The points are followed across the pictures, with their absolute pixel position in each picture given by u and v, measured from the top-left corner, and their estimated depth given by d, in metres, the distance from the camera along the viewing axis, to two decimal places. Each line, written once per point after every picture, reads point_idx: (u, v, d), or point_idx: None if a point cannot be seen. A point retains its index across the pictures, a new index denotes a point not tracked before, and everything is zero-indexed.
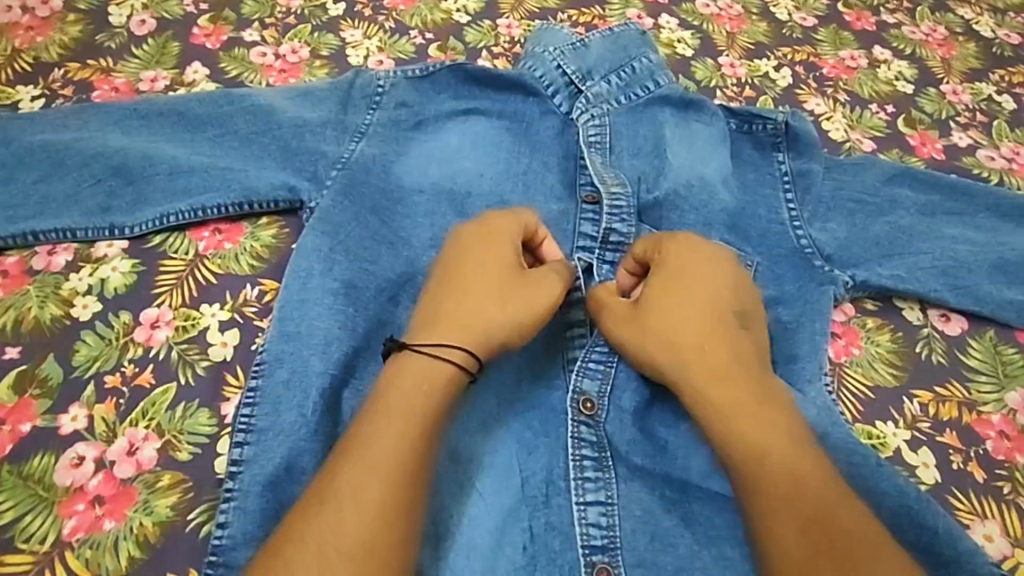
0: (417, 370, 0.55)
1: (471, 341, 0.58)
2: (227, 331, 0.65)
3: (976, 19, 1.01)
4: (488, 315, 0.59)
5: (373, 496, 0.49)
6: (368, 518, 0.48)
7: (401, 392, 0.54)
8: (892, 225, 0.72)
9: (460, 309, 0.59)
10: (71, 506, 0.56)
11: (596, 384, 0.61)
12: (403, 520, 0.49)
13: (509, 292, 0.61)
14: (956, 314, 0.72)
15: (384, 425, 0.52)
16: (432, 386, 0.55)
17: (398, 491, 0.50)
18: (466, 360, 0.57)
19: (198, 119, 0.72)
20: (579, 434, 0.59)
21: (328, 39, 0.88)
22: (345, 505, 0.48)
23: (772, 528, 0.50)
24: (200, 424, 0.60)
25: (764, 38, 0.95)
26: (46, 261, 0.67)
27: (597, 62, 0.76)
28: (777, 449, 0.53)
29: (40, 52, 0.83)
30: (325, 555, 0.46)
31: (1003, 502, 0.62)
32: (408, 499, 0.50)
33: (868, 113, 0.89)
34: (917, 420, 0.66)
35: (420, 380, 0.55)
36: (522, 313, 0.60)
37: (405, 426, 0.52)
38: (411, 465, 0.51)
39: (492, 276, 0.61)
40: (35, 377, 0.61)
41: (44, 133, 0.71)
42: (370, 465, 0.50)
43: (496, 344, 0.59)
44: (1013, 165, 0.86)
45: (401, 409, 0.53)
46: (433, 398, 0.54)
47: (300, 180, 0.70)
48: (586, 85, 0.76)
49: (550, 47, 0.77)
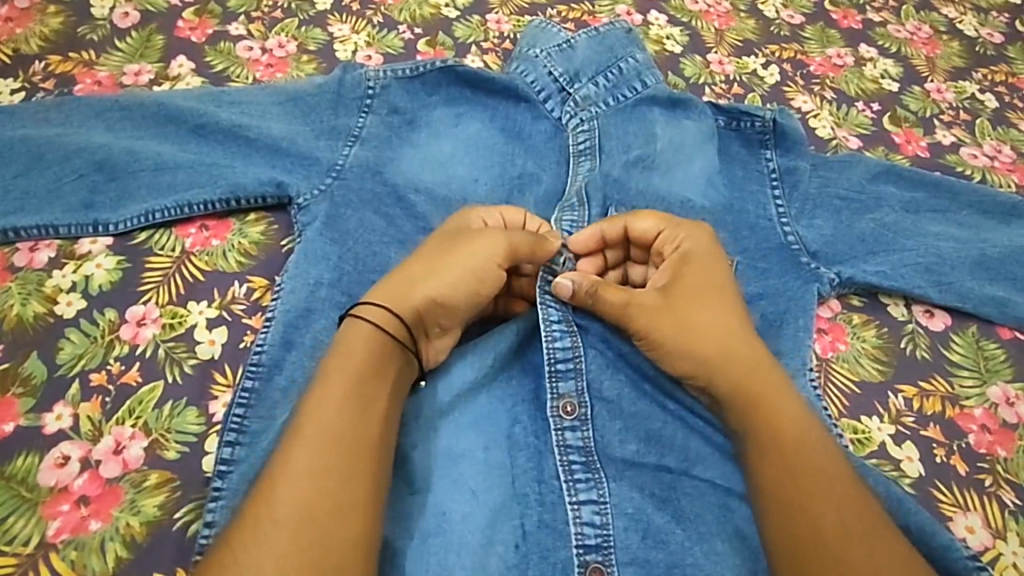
0: (353, 338, 0.56)
1: (395, 299, 0.58)
2: (216, 329, 0.65)
3: (959, 18, 1.02)
4: (412, 273, 0.60)
5: (304, 467, 0.49)
6: (301, 487, 0.48)
7: (341, 358, 0.55)
8: (878, 222, 0.73)
9: (397, 272, 0.60)
10: (56, 507, 0.56)
11: (573, 385, 0.61)
12: (338, 481, 0.49)
13: (445, 253, 0.61)
14: (939, 310, 0.73)
15: (317, 397, 0.52)
16: (349, 345, 0.55)
17: (334, 456, 0.50)
18: (380, 317, 0.57)
19: (182, 113, 0.71)
20: (564, 441, 0.59)
21: (316, 33, 0.88)
22: (278, 478, 0.48)
23: (783, 525, 0.53)
24: (189, 422, 0.60)
25: (752, 36, 0.96)
26: (28, 258, 0.66)
27: (584, 64, 0.76)
28: (794, 445, 0.56)
29: (20, 44, 0.82)
30: (261, 525, 0.47)
31: (985, 495, 0.63)
32: (344, 467, 0.50)
33: (854, 111, 0.90)
34: (901, 414, 0.67)
35: (340, 343, 0.56)
36: (451, 270, 0.60)
37: (334, 394, 0.52)
38: (348, 431, 0.51)
39: (440, 243, 0.62)
40: (18, 376, 0.61)
41: (26, 128, 0.70)
42: (308, 435, 0.50)
43: (422, 300, 0.58)
44: (995, 163, 0.87)
45: (339, 373, 0.54)
46: (355, 355, 0.55)
47: (288, 177, 0.69)
48: (574, 88, 0.76)
49: (540, 51, 0.77)
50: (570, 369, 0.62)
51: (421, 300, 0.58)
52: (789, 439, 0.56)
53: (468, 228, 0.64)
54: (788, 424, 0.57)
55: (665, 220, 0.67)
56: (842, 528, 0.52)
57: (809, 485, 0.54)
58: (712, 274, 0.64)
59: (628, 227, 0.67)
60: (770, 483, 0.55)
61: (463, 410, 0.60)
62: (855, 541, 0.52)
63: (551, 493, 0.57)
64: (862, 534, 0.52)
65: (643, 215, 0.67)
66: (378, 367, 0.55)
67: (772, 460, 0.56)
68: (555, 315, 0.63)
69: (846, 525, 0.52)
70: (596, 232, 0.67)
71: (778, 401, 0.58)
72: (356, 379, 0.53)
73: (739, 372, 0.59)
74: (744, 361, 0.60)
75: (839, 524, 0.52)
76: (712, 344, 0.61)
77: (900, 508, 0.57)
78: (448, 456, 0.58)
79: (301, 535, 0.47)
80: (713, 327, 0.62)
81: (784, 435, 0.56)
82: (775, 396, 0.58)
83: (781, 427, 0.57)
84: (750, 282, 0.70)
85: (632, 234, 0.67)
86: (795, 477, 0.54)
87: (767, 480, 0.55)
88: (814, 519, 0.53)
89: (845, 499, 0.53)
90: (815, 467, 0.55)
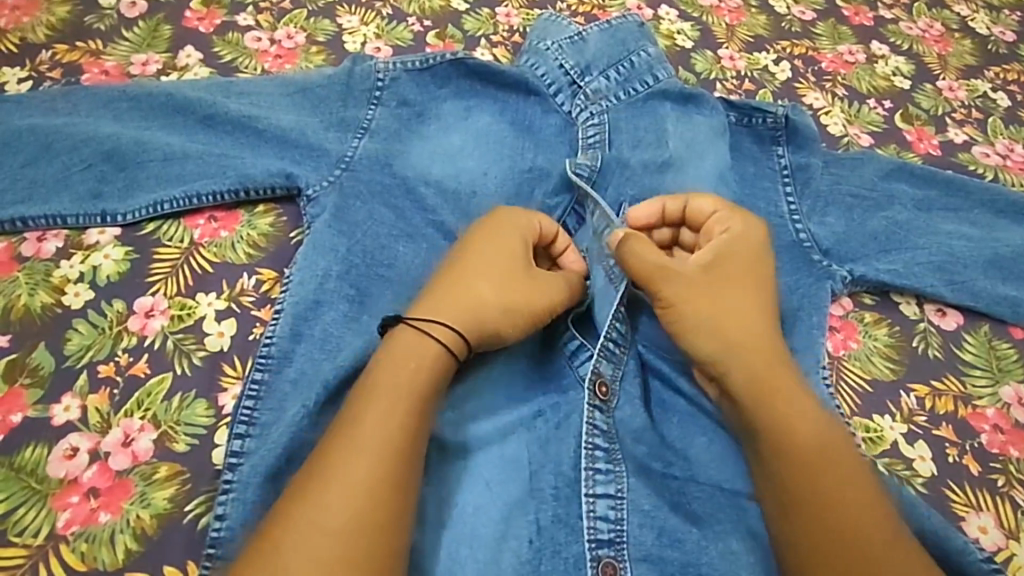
0: (408, 343, 0.56)
1: (463, 323, 0.57)
2: (224, 321, 0.64)
3: (971, 16, 1.01)
4: (477, 290, 0.59)
5: (362, 472, 0.49)
6: (356, 491, 0.48)
7: (387, 370, 0.54)
8: (890, 220, 0.72)
9: (459, 290, 0.59)
10: (65, 498, 0.55)
11: (611, 368, 0.62)
12: (386, 492, 0.49)
13: (509, 278, 0.61)
14: (951, 309, 0.73)
15: (374, 402, 0.52)
16: (416, 361, 0.55)
17: (383, 467, 0.49)
18: (445, 332, 0.56)
19: (190, 103, 0.71)
20: (592, 420, 0.59)
21: (325, 24, 0.87)
22: (335, 480, 0.48)
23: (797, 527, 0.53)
24: (198, 415, 0.60)
25: (763, 31, 0.95)
26: (36, 248, 0.66)
27: (595, 56, 0.76)
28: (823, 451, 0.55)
29: (26, 33, 0.81)
30: (308, 533, 0.46)
31: (998, 495, 0.63)
32: (401, 476, 0.50)
33: (866, 108, 0.89)
34: (914, 413, 0.66)
35: (410, 354, 0.55)
36: (517, 300, 0.60)
37: (395, 402, 0.52)
38: (396, 442, 0.51)
39: (498, 262, 0.61)
40: (26, 366, 0.60)
41: (33, 117, 0.69)
42: (355, 446, 0.50)
43: (485, 324, 0.58)
44: (1007, 162, 0.86)
45: (386, 386, 0.53)
46: (422, 374, 0.54)
47: (298, 169, 0.69)
48: (585, 81, 0.75)
49: (551, 43, 0.77)
50: (621, 351, 0.63)
51: (489, 329, 0.58)
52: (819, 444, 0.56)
53: (522, 247, 0.63)
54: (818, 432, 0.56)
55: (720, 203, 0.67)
56: (861, 539, 0.52)
57: (833, 493, 0.53)
58: (750, 261, 0.64)
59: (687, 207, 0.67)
60: (789, 489, 0.54)
61: (475, 404, 0.59)
62: (872, 552, 0.51)
63: (566, 489, 0.57)
64: (880, 547, 0.52)
65: (702, 196, 0.67)
66: (437, 387, 0.55)
67: (793, 465, 0.55)
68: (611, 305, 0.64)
69: (866, 537, 0.52)
70: (656, 206, 0.67)
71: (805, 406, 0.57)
72: (419, 393, 0.53)
73: (764, 358, 0.59)
74: (766, 350, 0.60)
75: (858, 535, 0.52)
76: (734, 325, 0.60)
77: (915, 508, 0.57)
78: (460, 450, 0.57)
79: (355, 539, 0.47)
80: (740, 312, 0.61)
81: (800, 436, 0.56)
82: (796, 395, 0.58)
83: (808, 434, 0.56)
84: None
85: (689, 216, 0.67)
86: (819, 483, 0.54)
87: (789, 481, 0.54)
88: (834, 527, 0.52)
89: (868, 510, 0.53)
90: (840, 478, 0.54)
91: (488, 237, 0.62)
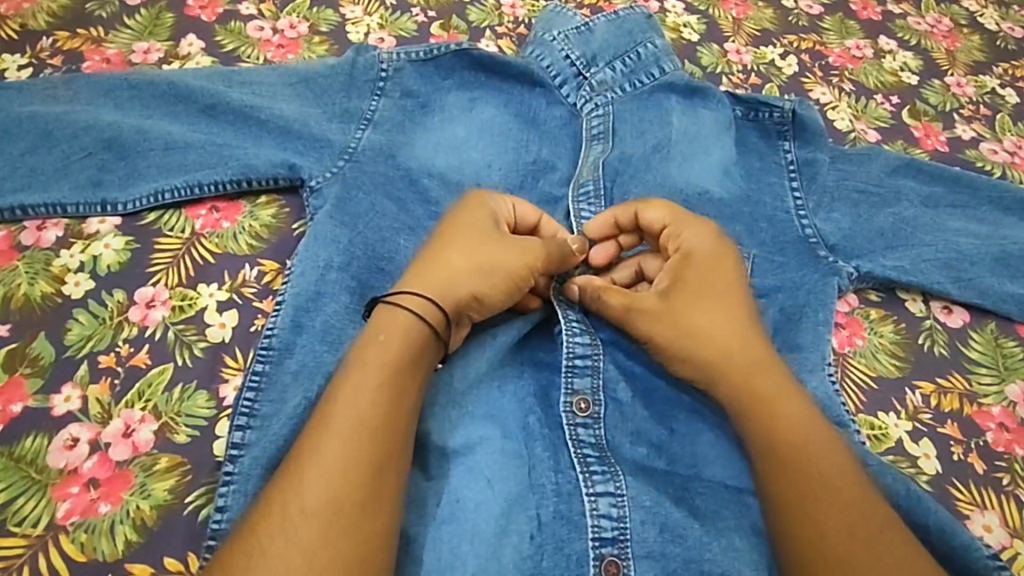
0: (383, 327, 0.55)
1: (439, 293, 0.57)
2: (226, 312, 0.64)
3: (980, 11, 1.00)
4: (450, 264, 0.59)
5: (332, 455, 0.48)
6: (329, 475, 0.47)
7: (373, 349, 0.53)
8: (897, 217, 0.72)
9: (430, 263, 0.59)
10: (65, 489, 0.55)
11: (588, 382, 0.61)
12: (366, 474, 0.48)
13: (479, 245, 0.61)
14: (958, 306, 0.72)
15: (349, 383, 0.52)
16: (390, 335, 0.54)
17: (364, 448, 0.49)
18: (423, 309, 0.56)
19: (191, 92, 0.70)
20: (577, 436, 0.58)
21: (328, 14, 0.86)
22: (309, 464, 0.48)
23: (808, 522, 0.52)
24: (199, 406, 0.59)
25: (770, 25, 0.94)
26: (36, 237, 0.65)
27: (602, 48, 0.75)
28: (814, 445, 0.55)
29: (26, 20, 0.80)
30: (288, 516, 0.46)
31: (1003, 494, 0.63)
32: (372, 457, 0.49)
33: (873, 104, 0.88)
34: (919, 411, 0.66)
35: (382, 329, 0.55)
36: (486, 265, 0.60)
37: (363, 381, 0.52)
38: (377, 421, 0.50)
39: (465, 234, 0.61)
40: (26, 356, 0.60)
41: (33, 105, 0.68)
42: (337, 426, 0.49)
43: (464, 296, 0.58)
44: (1015, 159, 0.86)
45: (372, 365, 0.52)
46: (394, 347, 0.54)
47: (300, 159, 0.68)
48: (591, 72, 0.75)
49: (557, 34, 0.76)
50: (593, 363, 0.62)
51: (464, 295, 0.58)
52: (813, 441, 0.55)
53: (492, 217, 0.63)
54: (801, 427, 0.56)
55: (675, 215, 0.65)
56: (841, 541, 0.51)
57: (810, 494, 0.53)
58: (714, 262, 0.64)
59: (637, 216, 0.65)
60: (776, 488, 0.54)
61: (477, 399, 0.59)
62: (861, 544, 0.51)
63: (568, 485, 0.56)
64: (869, 537, 0.51)
65: (653, 206, 0.65)
66: (416, 356, 0.54)
67: (778, 464, 0.54)
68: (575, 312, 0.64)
69: (861, 537, 0.51)
70: (609, 217, 0.66)
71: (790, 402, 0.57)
72: (393, 368, 0.53)
73: (744, 370, 0.59)
74: (746, 360, 0.59)
75: (852, 534, 0.51)
76: (710, 346, 0.60)
77: (918, 506, 0.57)
78: (462, 444, 0.57)
79: (330, 523, 0.46)
80: (715, 325, 0.61)
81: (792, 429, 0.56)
82: (789, 391, 0.58)
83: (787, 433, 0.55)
84: (766, 276, 0.69)
85: (641, 225, 0.66)
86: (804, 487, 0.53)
87: (790, 480, 0.54)
88: (819, 521, 0.52)
89: (850, 500, 0.52)
90: (823, 472, 0.54)
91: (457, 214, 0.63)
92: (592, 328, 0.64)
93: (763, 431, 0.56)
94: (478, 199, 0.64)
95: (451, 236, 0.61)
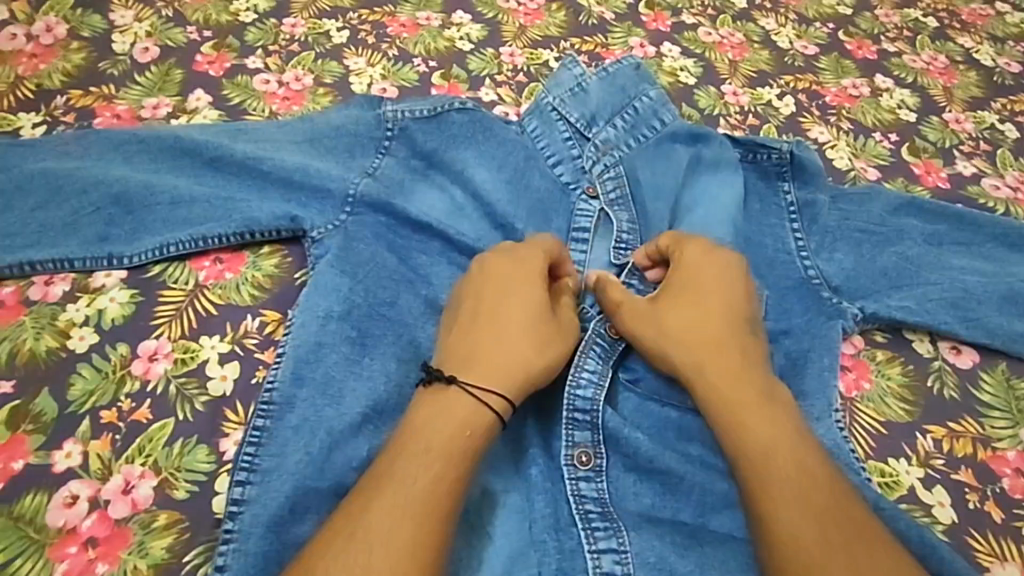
0: (455, 409, 0.54)
1: (501, 376, 0.56)
2: (227, 364, 0.64)
3: (976, 47, 1.01)
4: (500, 340, 0.59)
5: (405, 537, 0.47)
6: (397, 557, 0.46)
7: (441, 429, 0.53)
8: (900, 256, 0.71)
9: (500, 334, 0.59)
10: (62, 549, 0.54)
11: (589, 435, 0.60)
12: (427, 558, 0.47)
13: (527, 319, 0.60)
14: (967, 346, 0.71)
15: (419, 462, 0.51)
16: (473, 428, 0.53)
17: (429, 530, 0.48)
18: (503, 401, 0.56)
19: (196, 145, 0.72)
20: (580, 491, 0.57)
21: (332, 66, 0.88)
22: (373, 540, 0.47)
23: (782, 525, 0.50)
24: (199, 461, 0.59)
25: (766, 66, 0.95)
26: (43, 291, 0.66)
27: (599, 107, 0.75)
28: (787, 453, 0.53)
29: (43, 79, 0.83)
30: None
31: (1023, 544, 0.61)
32: (439, 543, 0.48)
33: (872, 141, 0.89)
34: (931, 456, 0.64)
35: (462, 419, 0.54)
36: (552, 339, 0.61)
37: (445, 468, 0.51)
38: (446, 505, 0.49)
39: (520, 301, 0.61)
40: (29, 412, 0.60)
41: (45, 162, 0.70)
42: (406, 503, 0.48)
43: (519, 374, 0.57)
44: (1018, 195, 0.85)
45: (441, 446, 0.52)
46: (474, 439, 0.53)
47: (303, 212, 0.69)
48: (592, 132, 0.75)
49: (552, 95, 0.76)
50: (592, 420, 0.60)
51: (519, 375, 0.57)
52: (783, 448, 0.53)
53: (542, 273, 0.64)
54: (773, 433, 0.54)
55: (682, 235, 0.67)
56: (806, 545, 0.49)
57: (779, 496, 0.51)
58: (694, 267, 0.64)
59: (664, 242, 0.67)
60: (753, 494, 0.52)
61: None
62: (838, 555, 0.48)
63: (571, 542, 0.56)
64: (844, 545, 0.49)
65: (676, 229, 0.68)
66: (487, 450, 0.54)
67: (752, 484, 0.52)
68: (591, 365, 0.63)
69: (827, 540, 0.49)
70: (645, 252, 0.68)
71: (774, 411, 0.56)
72: (469, 456, 0.52)
73: (717, 376, 0.58)
74: (721, 358, 0.59)
75: (820, 541, 0.49)
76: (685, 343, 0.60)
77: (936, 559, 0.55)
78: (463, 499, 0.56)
79: None
80: (687, 328, 0.61)
81: (759, 440, 0.54)
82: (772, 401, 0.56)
83: (760, 438, 0.54)
84: (770, 319, 0.69)
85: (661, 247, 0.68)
86: (771, 491, 0.51)
87: (760, 479, 0.52)
88: (793, 534, 0.49)
89: (832, 513, 0.50)
90: (798, 478, 0.51)
91: (500, 273, 0.63)
92: (603, 383, 0.62)
93: (728, 443, 0.55)
94: (523, 263, 0.64)
95: (494, 305, 0.61)
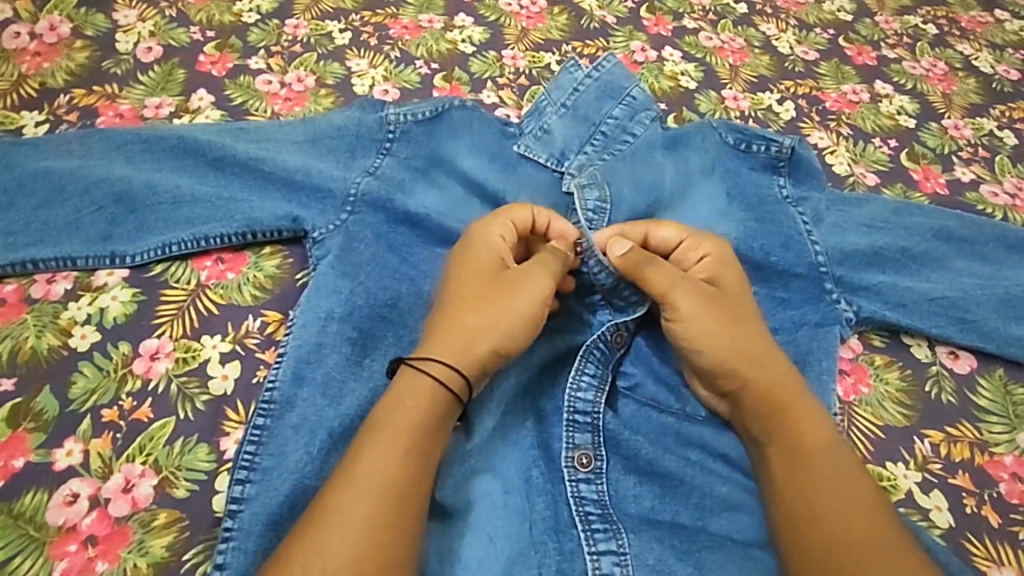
0: (406, 388, 0.55)
1: (438, 348, 0.57)
2: (228, 364, 0.64)
3: (975, 54, 1.02)
4: (452, 313, 0.60)
5: (361, 513, 0.48)
6: (355, 534, 0.48)
7: (388, 407, 0.54)
8: (902, 251, 0.72)
9: (450, 313, 0.60)
10: (62, 547, 0.55)
11: (588, 438, 0.60)
12: (384, 533, 0.48)
13: (482, 292, 0.61)
14: (964, 352, 0.71)
15: (372, 442, 0.52)
16: (418, 400, 0.54)
17: (385, 505, 0.49)
18: (446, 374, 0.56)
19: (198, 144, 0.72)
20: (579, 493, 0.58)
21: (334, 68, 0.89)
22: (328, 519, 0.48)
23: (832, 528, 0.53)
24: (199, 460, 0.59)
25: (766, 72, 0.96)
26: (44, 289, 0.66)
27: (566, 142, 0.76)
28: (825, 457, 0.56)
29: (46, 78, 0.83)
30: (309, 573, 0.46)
31: (1019, 549, 0.61)
32: (399, 517, 0.49)
33: (871, 147, 0.89)
34: (928, 461, 0.65)
35: (408, 395, 0.55)
36: (503, 307, 0.60)
37: (394, 441, 0.52)
38: (398, 478, 0.50)
39: (473, 272, 0.62)
40: (30, 410, 0.60)
41: (48, 160, 0.71)
42: (358, 481, 0.50)
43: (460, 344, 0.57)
44: (1016, 202, 0.86)
45: (390, 423, 0.53)
46: (419, 412, 0.54)
47: (305, 213, 0.70)
48: (564, 167, 0.75)
49: (518, 140, 0.76)
50: (590, 423, 0.61)
51: (458, 343, 0.58)
52: (821, 454, 0.56)
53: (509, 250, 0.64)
54: (800, 441, 0.57)
55: (685, 231, 0.66)
56: (847, 545, 0.52)
57: (822, 502, 0.54)
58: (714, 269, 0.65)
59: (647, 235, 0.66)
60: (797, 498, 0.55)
61: (479, 452, 0.59)
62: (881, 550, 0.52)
63: (571, 543, 0.56)
64: (881, 541, 0.52)
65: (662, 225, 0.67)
66: (439, 422, 0.54)
67: (799, 489, 0.55)
68: (592, 369, 0.63)
69: (870, 539, 0.52)
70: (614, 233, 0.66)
71: (802, 416, 0.58)
72: (419, 430, 0.53)
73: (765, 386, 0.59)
74: (765, 369, 0.60)
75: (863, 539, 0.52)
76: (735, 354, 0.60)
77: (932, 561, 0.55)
78: (462, 500, 0.57)
79: None
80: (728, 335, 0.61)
81: (806, 447, 0.57)
82: (799, 416, 0.58)
83: (788, 447, 0.57)
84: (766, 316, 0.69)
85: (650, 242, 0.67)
86: (814, 495, 0.54)
87: (807, 485, 0.55)
88: (842, 535, 0.52)
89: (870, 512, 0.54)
90: (840, 481, 0.55)
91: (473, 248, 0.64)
92: (603, 387, 0.63)
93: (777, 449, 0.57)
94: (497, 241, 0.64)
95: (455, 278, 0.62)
